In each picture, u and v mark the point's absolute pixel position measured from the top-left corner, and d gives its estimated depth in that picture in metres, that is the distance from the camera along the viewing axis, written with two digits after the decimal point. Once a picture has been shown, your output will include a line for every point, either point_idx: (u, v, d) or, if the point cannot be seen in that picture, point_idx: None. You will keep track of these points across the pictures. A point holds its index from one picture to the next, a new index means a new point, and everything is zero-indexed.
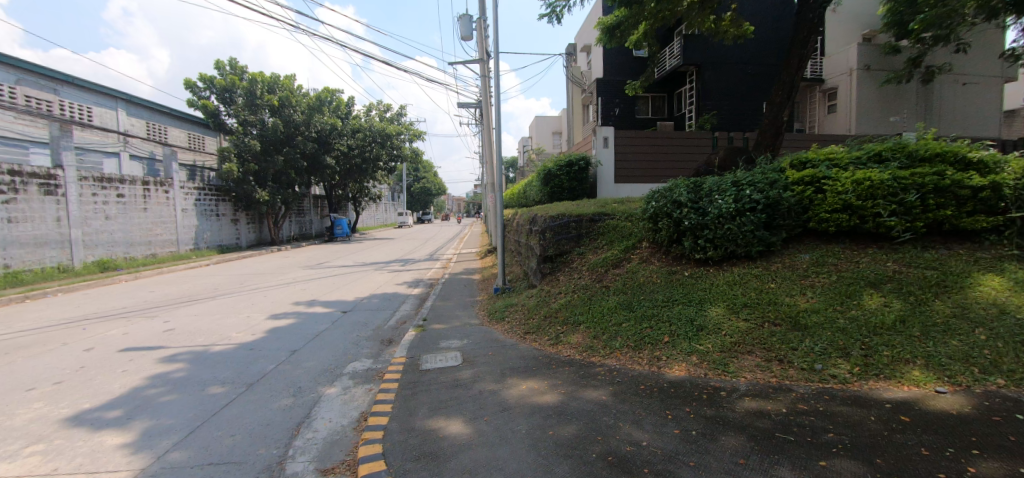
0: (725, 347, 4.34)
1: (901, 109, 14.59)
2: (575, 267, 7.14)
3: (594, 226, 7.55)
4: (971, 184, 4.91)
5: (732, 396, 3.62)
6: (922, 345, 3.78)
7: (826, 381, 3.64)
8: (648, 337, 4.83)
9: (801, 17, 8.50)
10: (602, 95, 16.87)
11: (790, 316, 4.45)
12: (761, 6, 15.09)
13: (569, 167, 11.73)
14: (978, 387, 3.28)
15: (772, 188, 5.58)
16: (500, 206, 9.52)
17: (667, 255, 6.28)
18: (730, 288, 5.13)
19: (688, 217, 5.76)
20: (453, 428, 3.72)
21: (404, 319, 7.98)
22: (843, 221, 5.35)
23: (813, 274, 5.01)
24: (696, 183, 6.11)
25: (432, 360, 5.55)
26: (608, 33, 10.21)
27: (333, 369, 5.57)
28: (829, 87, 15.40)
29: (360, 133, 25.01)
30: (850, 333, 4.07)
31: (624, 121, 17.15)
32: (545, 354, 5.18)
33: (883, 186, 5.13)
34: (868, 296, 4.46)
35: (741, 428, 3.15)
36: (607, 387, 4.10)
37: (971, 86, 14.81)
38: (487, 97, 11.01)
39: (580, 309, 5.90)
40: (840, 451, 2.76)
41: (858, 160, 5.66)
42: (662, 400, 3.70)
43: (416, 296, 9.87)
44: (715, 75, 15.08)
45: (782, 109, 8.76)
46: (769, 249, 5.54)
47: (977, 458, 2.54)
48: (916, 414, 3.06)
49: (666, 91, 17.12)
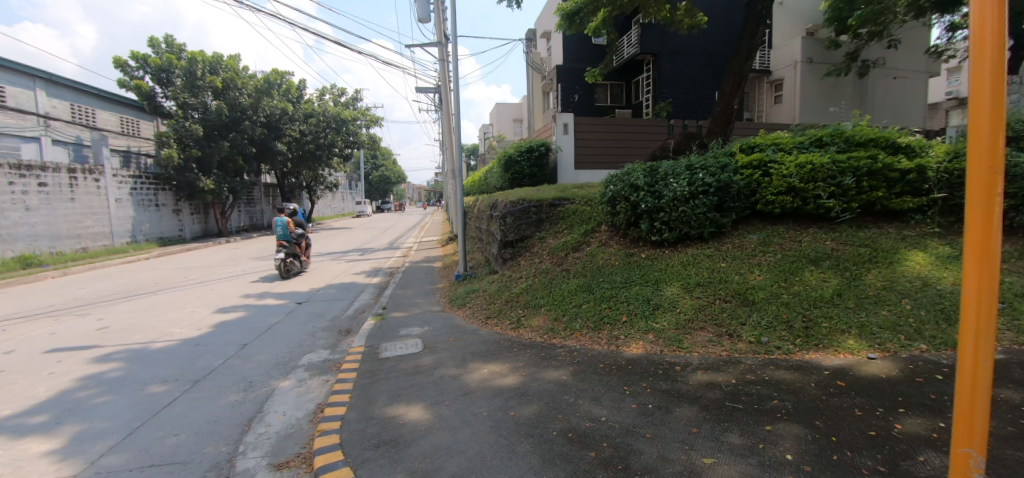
0: (680, 324, 4.49)
1: (840, 100, 15.50)
2: (535, 252, 7.17)
3: (553, 211, 7.61)
4: (899, 167, 5.33)
5: (686, 370, 3.75)
6: (856, 315, 4.07)
7: (771, 352, 3.84)
8: (607, 317, 4.92)
9: (752, 8, 8.84)
10: (562, 82, 16.92)
11: (740, 293, 4.66)
12: None
13: (530, 153, 11.66)
14: (904, 353, 3.56)
15: (723, 172, 5.80)
16: (459, 194, 9.32)
17: (625, 238, 6.40)
18: (684, 268, 5.31)
19: (645, 199, 5.89)
20: (412, 414, 3.65)
21: (363, 308, 7.76)
22: (787, 203, 5.63)
23: (760, 253, 5.27)
24: (652, 167, 6.23)
25: (391, 348, 5.43)
26: (567, 19, 10.23)
27: (287, 362, 5.33)
28: (776, 79, 16.18)
29: (312, 118, 23.96)
30: (793, 306, 4.31)
31: (583, 109, 17.31)
32: (506, 338, 5.18)
33: (823, 169, 5.46)
34: (809, 272, 4.75)
35: (694, 399, 3.26)
36: (567, 366, 4.15)
37: (900, 81, 15.96)
38: (446, 82, 10.78)
39: (541, 293, 5.92)
40: (784, 416, 2.92)
41: (801, 144, 5.94)
42: (621, 377, 3.78)
43: (376, 285, 9.62)
44: (670, 64, 15.48)
45: (732, 97, 9.10)
46: (719, 231, 5.78)
47: (901, 415, 2.77)
48: (851, 379, 3.29)
49: (625, 79, 17.38)
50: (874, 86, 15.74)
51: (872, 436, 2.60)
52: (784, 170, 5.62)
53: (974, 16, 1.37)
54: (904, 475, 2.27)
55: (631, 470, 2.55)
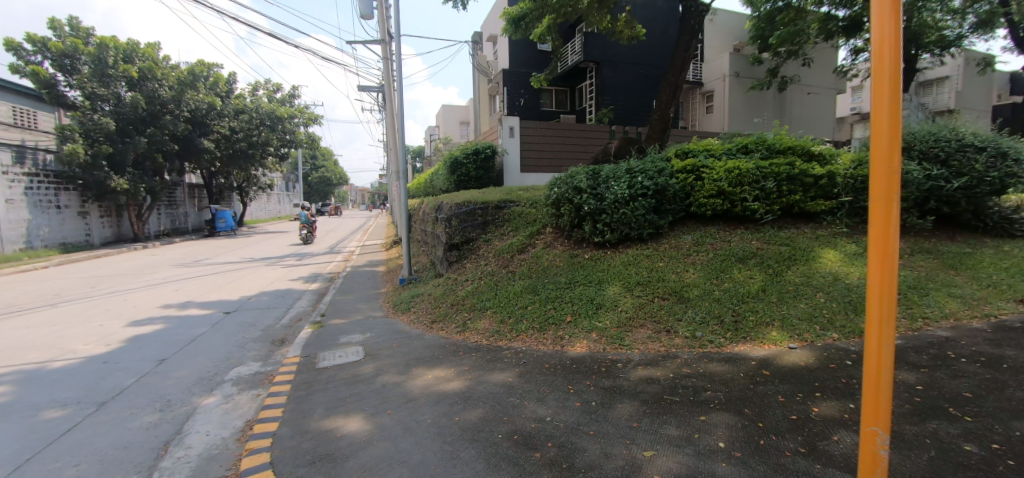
0: (621, 322, 4.63)
1: (762, 112, 16.84)
2: (481, 254, 7.13)
3: (498, 213, 7.59)
4: (813, 173, 5.85)
5: (627, 367, 3.85)
6: (778, 308, 4.39)
7: (704, 346, 4.04)
8: (552, 318, 4.97)
9: (685, 23, 9.39)
10: (508, 85, 17.04)
11: (676, 291, 4.88)
12: (651, 13, 16.34)
13: (475, 155, 11.76)
14: (819, 342, 3.88)
15: (661, 176, 6.10)
16: (404, 196, 9.09)
17: (569, 239, 6.52)
18: (625, 268, 5.50)
19: (588, 202, 6.03)
20: (351, 425, 3.46)
21: (300, 316, 7.31)
22: (717, 206, 6.00)
23: (694, 252, 5.56)
24: (595, 170, 6.42)
25: (330, 357, 5.15)
26: (513, 23, 10.33)
27: (211, 377, 4.88)
28: (707, 90, 17.29)
29: (243, 114, 22.45)
30: (723, 302, 4.58)
31: (529, 114, 17.55)
32: (451, 342, 5.07)
33: (748, 174, 5.88)
34: (737, 270, 5.07)
35: (635, 395, 3.35)
36: (513, 368, 4.12)
37: (813, 96, 17.63)
38: (390, 81, 10.49)
39: (486, 296, 5.88)
40: (717, 406, 3.07)
41: (729, 151, 6.33)
42: (565, 376, 3.82)
43: (314, 291, 9.12)
44: (612, 72, 16.09)
45: (669, 106, 9.59)
46: (657, 232, 6.04)
47: (818, 400, 3.01)
48: (775, 368, 3.52)
49: (569, 86, 17.84)
50: (791, 100, 17.26)
51: (793, 420, 2.81)
52: (714, 175, 5.98)
53: (875, 31, 1.48)
54: (821, 455, 2.45)
55: (575, 467, 2.56)
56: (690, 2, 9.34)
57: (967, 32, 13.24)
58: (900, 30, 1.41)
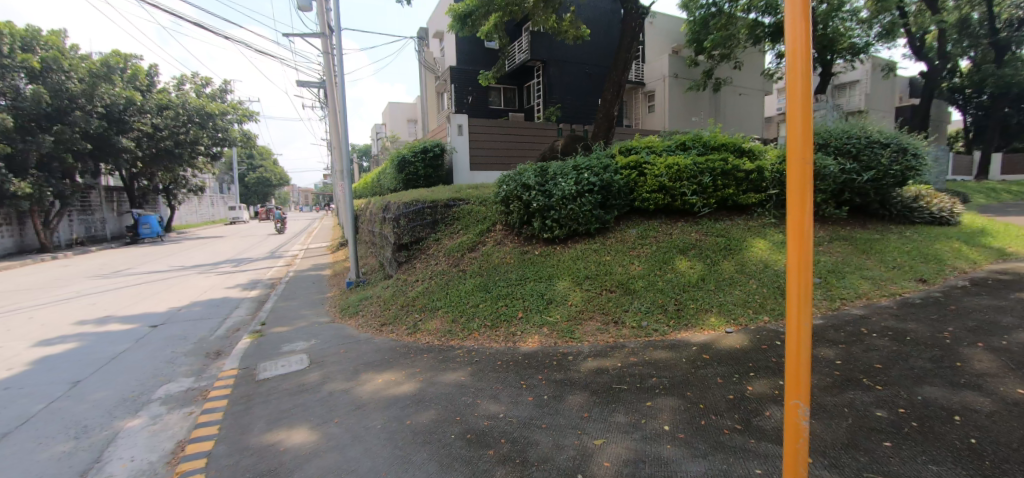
0: (571, 315, 4.72)
1: (699, 111, 17.80)
2: (430, 254, 7.01)
3: (448, 211, 7.49)
4: (744, 168, 6.26)
5: (578, 359, 3.93)
6: (716, 296, 4.66)
7: (650, 334, 4.21)
8: (503, 315, 4.98)
9: (626, 25, 9.71)
10: (456, 83, 16.85)
11: (623, 284, 5.04)
12: (595, 14, 16.79)
13: (424, 154, 11.64)
14: (753, 325, 4.16)
15: (606, 172, 6.27)
16: (349, 196, 8.77)
17: (519, 236, 6.56)
18: (574, 263, 5.61)
19: (536, 199, 6.11)
20: (296, 437, 3.29)
21: (238, 326, 6.85)
22: (659, 200, 6.26)
23: (639, 245, 5.78)
24: (542, 168, 6.51)
25: (272, 367, 4.86)
26: (460, 21, 10.24)
27: (135, 397, 4.45)
28: (649, 90, 17.99)
29: (168, 110, 20.75)
30: (666, 292, 4.79)
31: (478, 111, 17.48)
32: (402, 344, 4.95)
33: (687, 170, 6.21)
34: (679, 261, 5.33)
35: (586, 386, 3.43)
36: (466, 367, 4.09)
37: (743, 97, 18.86)
38: (331, 76, 10.06)
39: (437, 296, 5.78)
40: (662, 391, 3.20)
41: (669, 148, 6.62)
42: (517, 372, 3.83)
43: (254, 299, 8.58)
44: (558, 71, 16.38)
45: (612, 105, 9.90)
46: (604, 227, 6.23)
47: (752, 379, 3.22)
48: (714, 352, 3.72)
49: (516, 84, 17.97)
50: (725, 101, 18.38)
51: (731, 400, 2.98)
52: (656, 170, 6.24)
53: (789, 28, 1.57)
54: (755, 430, 2.62)
55: (528, 462, 2.57)
56: (631, 5, 9.66)
57: (874, 40, 14.53)
58: (808, 30, 1.51)
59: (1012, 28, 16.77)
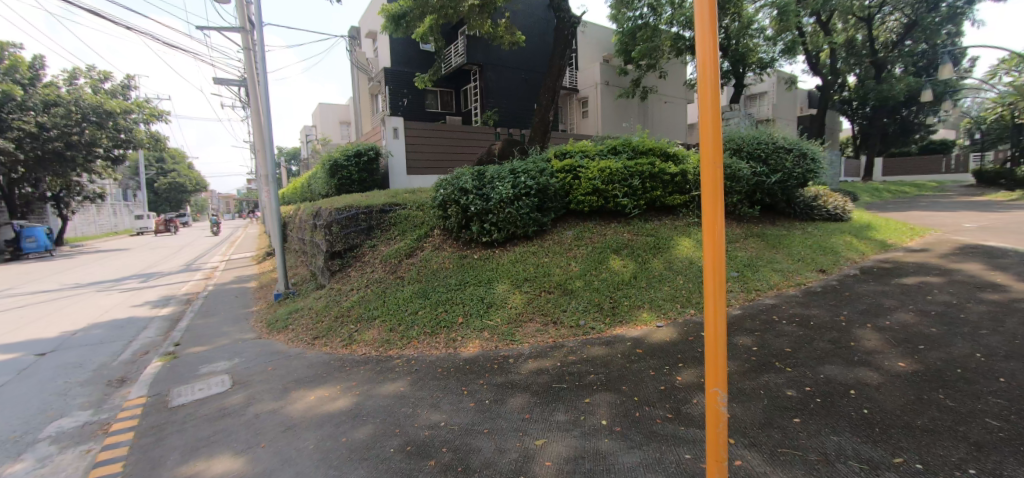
0: (511, 318, 4.75)
1: (629, 117, 18.74)
2: (366, 261, 6.75)
3: (384, 217, 7.25)
4: (670, 171, 6.67)
5: (519, 361, 3.96)
6: (648, 292, 4.91)
7: (588, 333, 4.34)
8: (443, 321, 4.90)
9: (559, 33, 9.98)
10: (391, 84, 16.37)
11: (560, 284, 5.17)
12: (530, 21, 17.14)
13: (357, 157, 11.15)
14: (681, 318, 4.43)
15: (542, 175, 6.42)
16: (275, 202, 8.21)
17: (457, 240, 6.51)
18: (513, 265, 5.66)
19: (474, 202, 6.11)
20: (217, 467, 3.00)
21: (146, 349, 6.15)
22: (593, 203, 6.49)
23: (576, 247, 5.95)
24: (479, 171, 6.52)
25: (188, 392, 4.42)
26: (393, 21, 9.98)
27: (15, 438, 3.83)
28: (582, 96, 18.67)
29: (57, 107, 18.26)
30: (601, 291, 4.97)
31: (414, 114, 17.15)
32: (337, 358, 4.71)
33: (618, 173, 6.50)
34: (613, 260, 5.56)
35: (526, 387, 3.46)
36: (405, 377, 3.97)
37: (668, 105, 20.14)
38: (253, 74, 9.38)
39: (374, 305, 5.58)
40: (599, 387, 3.31)
41: (601, 152, 6.88)
42: (458, 378, 3.78)
43: (166, 317, 7.76)
44: (495, 76, 16.53)
45: (548, 110, 10.14)
46: (541, 229, 6.35)
47: (681, 369, 3.43)
48: (647, 346, 3.91)
49: (453, 87, 17.89)
50: (652, 108, 19.52)
51: (662, 391, 3.15)
52: (589, 174, 6.48)
53: (701, 42, 1.67)
54: (684, 417, 2.79)
55: (470, 469, 2.53)
56: (564, 14, 9.95)
57: (778, 55, 16.01)
58: (715, 38, 1.61)
59: (887, 49, 19.32)
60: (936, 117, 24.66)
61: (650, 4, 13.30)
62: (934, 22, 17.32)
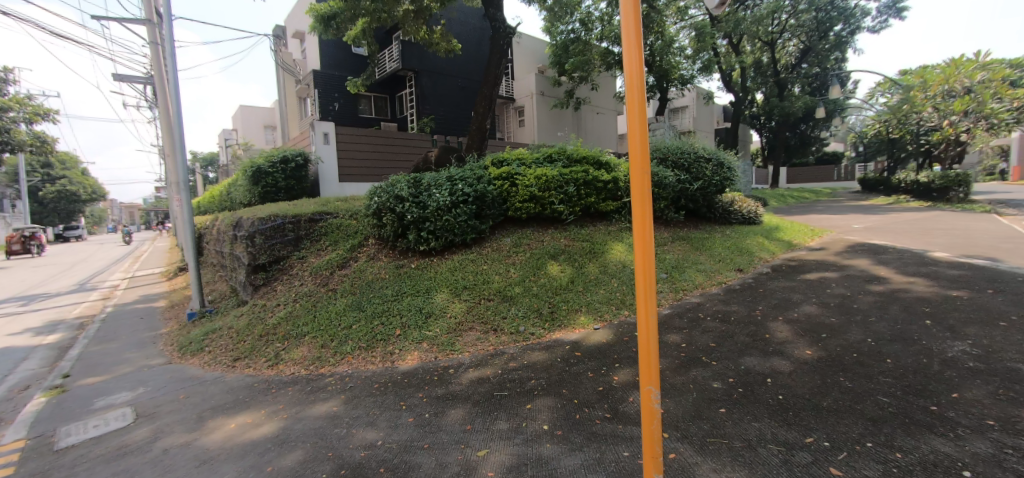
0: (450, 328, 4.66)
1: (564, 127, 19.38)
2: (294, 273, 6.33)
3: (313, 226, 6.87)
4: (602, 178, 6.96)
5: (459, 371, 3.89)
6: (585, 296, 5.05)
7: (528, 338, 4.37)
8: (380, 334, 4.70)
9: (495, 42, 10.08)
10: (321, 87, 15.60)
11: (499, 291, 5.17)
12: (466, 29, 17.20)
13: (284, 164, 10.33)
14: (616, 319, 4.61)
15: (479, 182, 6.42)
16: (188, 212, 7.46)
17: (393, 250, 6.31)
18: (451, 274, 5.58)
19: (410, 210, 5.97)
20: None
21: (25, 383, 5.27)
22: (530, 210, 6.60)
23: (514, 253, 5.99)
24: (416, 179, 6.40)
25: (78, 431, 3.83)
26: (322, 22, 9.55)
27: None
28: (519, 106, 18.99)
29: None
30: (540, 296, 5.04)
31: (346, 119, 16.45)
32: (261, 380, 4.34)
33: (553, 181, 6.66)
34: (551, 266, 5.67)
35: (467, 398, 3.39)
36: (338, 396, 3.75)
37: (600, 115, 21.07)
38: (162, 71, 8.52)
39: (303, 320, 5.24)
40: (540, 392, 3.33)
41: (537, 160, 7.01)
42: (395, 393, 3.64)
43: (52, 345, 6.75)
44: (431, 82, 16.38)
45: (485, 118, 10.19)
46: (480, 237, 6.34)
47: (617, 369, 3.56)
48: (585, 349, 4.00)
49: (388, 93, 17.47)
50: (585, 118, 20.32)
51: (600, 391, 3.24)
52: (526, 181, 6.58)
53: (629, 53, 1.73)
54: (622, 416, 2.88)
55: None
56: (499, 24, 10.08)
57: (697, 72, 17.30)
58: (640, 48, 1.68)
59: (788, 71, 21.62)
60: (828, 131, 27.96)
61: (581, 19, 13.93)
62: (824, 49, 19.67)
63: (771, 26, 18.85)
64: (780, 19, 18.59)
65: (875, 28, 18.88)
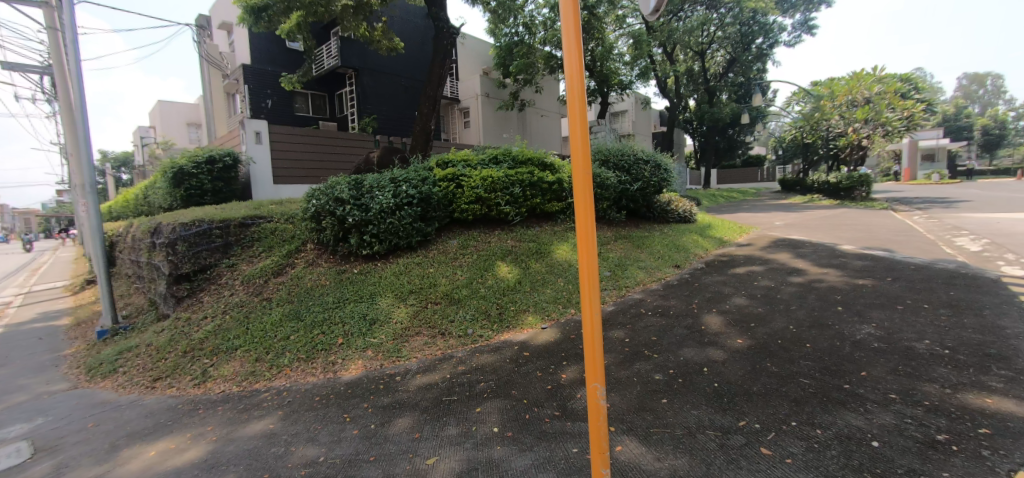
0: (396, 334, 4.52)
1: (509, 129, 19.54)
2: (223, 283, 5.86)
3: (244, 231, 6.43)
4: (547, 180, 7.08)
5: (406, 378, 3.79)
6: (532, 296, 5.10)
7: (476, 341, 4.34)
8: (320, 344, 4.47)
9: (439, 42, 9.95)
10: (252, 83, 14.62)
11: (447, 294, 5.09)
12: (409, 28, 16.85)
13: (209, 164, 9.47)
14: (563, 318, 4.70)
15: (424, 184, 6.30)
16: (95, 217, 6.68)
17: (334, 255, 6.03)
18: (396, 278, 5.42)
19: (352, 213, 5.73)
20: None
21: None
22: (476, 211, 6.57)
23: (461, 255, 5.93)
24: (357, 180, 6.17)
25: None
26: (252, 13, 8.96)
27: None
28: (464, 107, 18.90)
29: None
30: (488, 298, 5.02)
31: (281, 117, 15.53)
32: (186, 400, 3.98)
33: (499, 182, 6.67)
34: (499, 267, 5.67)
35: (415, 405, 3.30)
36: (275, 412, 3.52)
37: (544, 118, 21.48)
38: (62, 61, 7.58)
39: (235, 334, 4.86)
40: (490, 395, 3.31)
41: (483, 161, 7.00)
42: (339, 405, 3.47)
43: None
44: (372, 81, 15.89)
45: (429, 119, 10.02)
46: (425, 239, 6.22)
47: (565, 367, 3.62)
48: (534, 349, 4.04)
49: (326, 90, 16.73)
50: (530, 121, 20.61)
51: (549, 390, 3.28)
52: (472, 182, 6.55)
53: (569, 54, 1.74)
54: (570, 413, 2.94)
55: None
56: (443, 24, 9.96)
57: (635, 79, 17.81)
58: (580, 53, 1.70)
59: (716, 79, 23.15)
60: (752, 136, 30.30)
61: (524, 23, 14.13)
62: (748, 60, 21.31)
63: (701, 37, 20.14)
64: (709, 31, 19.90)
65: (790, 43, 20.70)
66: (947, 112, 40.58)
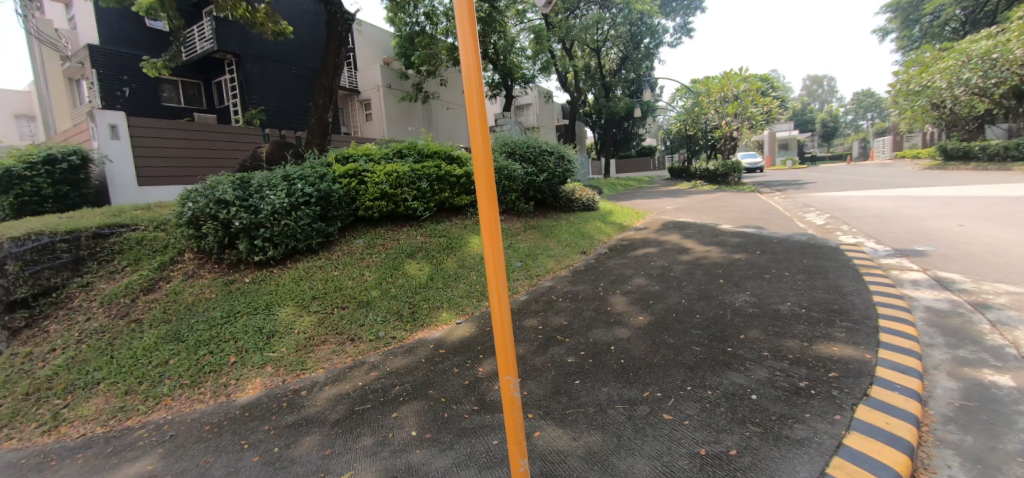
0: (299, 345, 4.17)
1: (414, 121, 19.02)
2: (76, 306, 4.93)
3: (100, 244, 5.48)
4: (456, 173, 6.99)
5: (313, 391, 3.52)
6: (444, 292, 5.03)
7: (389, 343, 4.17)
8: (208, 365, 3.97)
9: (332, 28, 9.27)
10: (102, 66, 12.39)
11: (354, 297, 4.82)
12: (298, 11, 15.51)
13: (50, 164, 7.77)
14: (476, 311, 4.71)
15: (322, 181, 5.88)
16: None
17: (220, 264, 5.40)
18: (296, 284, 4.99)
19: (238, 216, 5.15)
20: None
21: None
22: (382, 208, 6.28)
23: (368, 255, 5.65)
24: (244, 179, 5.57)
25: None
26: None
27: None
28: (365, 99, 17.94)
29: None
30: (398, 297, 4.85)
31: (144, 108, 13.42)
32: (32, 453, 3.29)
33: (405, 177, 6.43)
34: (409, 265, 5.49)
35: (324, 419, 3.09)
36: (154, 450, 3.05)
37: (450, 111, 21.25)
38: None
39: (96, 366, 4.11)
40: (405, 398, 3.20)
41: (386, 156, 6.72)
42: (234, 432, 3.11)
43: None
44: (257, 69, 14.40)
45: (325, 111, 9.35)
46: (327, 240, 5.82)
47: (481, 361, 3.63)
48: (449, 345, 3.99)
49: (201, 78, 14.78)
50: (436, 113, 20.25)
51: (466, 385, 3.27)
52: (376, 178, 6.24)
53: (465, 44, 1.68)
54: (488, 406, 2.95)
55: None
56: (335, 8, 9.27)
57: (537, 72, 18.66)
58: (476, 45, 1.64)
59: (612, 76, 24.68)
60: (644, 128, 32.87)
61: (426, 12, 13.72)
62: (638, 58, 23.01)
63: (596, 35, 21.27)
64: (603, 29, 21.07)
65: (672, 44, 22.74)
66: (796, 107, 47.71)
